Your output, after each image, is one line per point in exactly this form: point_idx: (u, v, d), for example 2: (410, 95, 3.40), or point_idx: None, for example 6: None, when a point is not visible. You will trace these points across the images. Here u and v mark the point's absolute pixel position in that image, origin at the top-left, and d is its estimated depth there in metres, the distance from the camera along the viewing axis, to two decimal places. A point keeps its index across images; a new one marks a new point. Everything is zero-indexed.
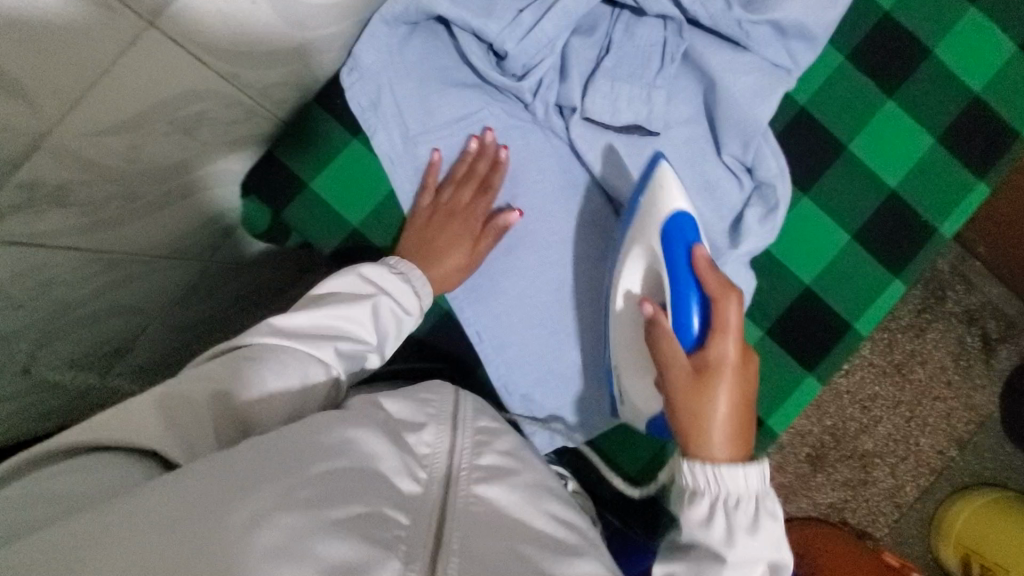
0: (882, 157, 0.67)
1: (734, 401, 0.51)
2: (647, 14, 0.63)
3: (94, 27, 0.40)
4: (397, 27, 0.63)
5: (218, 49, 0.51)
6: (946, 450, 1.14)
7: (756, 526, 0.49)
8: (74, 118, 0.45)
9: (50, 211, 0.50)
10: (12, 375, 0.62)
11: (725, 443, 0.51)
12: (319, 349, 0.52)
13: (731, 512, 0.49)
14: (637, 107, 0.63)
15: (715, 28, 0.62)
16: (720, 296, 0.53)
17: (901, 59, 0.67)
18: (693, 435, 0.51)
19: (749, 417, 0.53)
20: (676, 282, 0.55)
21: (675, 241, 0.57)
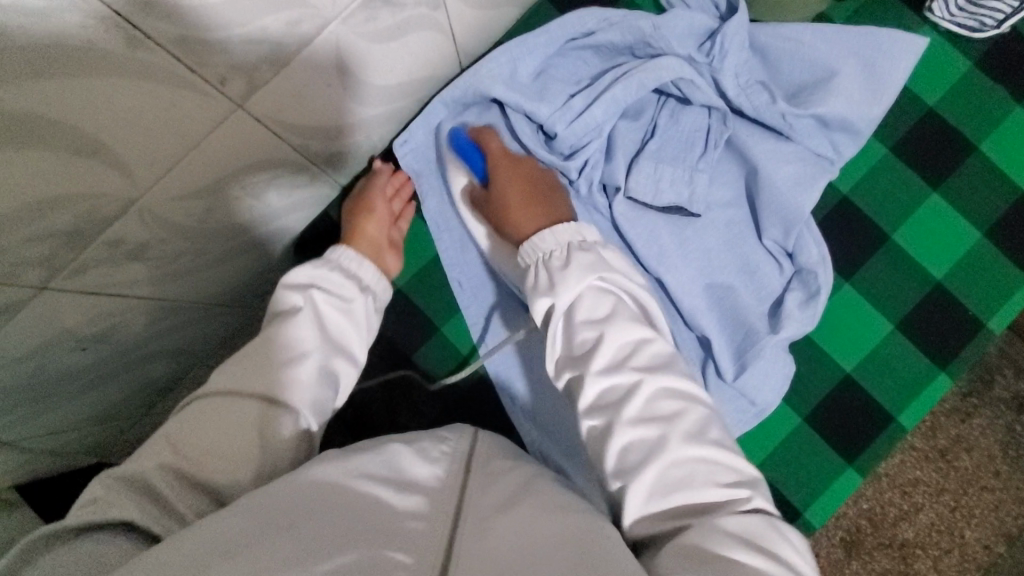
0: (926, 249, 0.66)
1: (521, 190, 0.61)
2: (693, 103, 0.66)
3: (191, 108, 0.45)
4: (453, 105, 0.67)
5: (294, 125, 0.56)
6: (994, 546, 1.07)
7: (570, 261, 0.53)
8: (164, 184, 0.49)
9: (130, 265, 0.54)
10: (67, 410, 0.65)
11: (530, 219, 0.60)
12: (272, 386, 0.51)
13: (585, 317, 0.51)
14: (680, 189, 0.64)
15: (759, 119, 0.65)
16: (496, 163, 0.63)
17: (944, 153, 0.67)
18: (501, 211, 0.62)
19: (543, 191, 0.62)
20: (465, 160, 0.65)
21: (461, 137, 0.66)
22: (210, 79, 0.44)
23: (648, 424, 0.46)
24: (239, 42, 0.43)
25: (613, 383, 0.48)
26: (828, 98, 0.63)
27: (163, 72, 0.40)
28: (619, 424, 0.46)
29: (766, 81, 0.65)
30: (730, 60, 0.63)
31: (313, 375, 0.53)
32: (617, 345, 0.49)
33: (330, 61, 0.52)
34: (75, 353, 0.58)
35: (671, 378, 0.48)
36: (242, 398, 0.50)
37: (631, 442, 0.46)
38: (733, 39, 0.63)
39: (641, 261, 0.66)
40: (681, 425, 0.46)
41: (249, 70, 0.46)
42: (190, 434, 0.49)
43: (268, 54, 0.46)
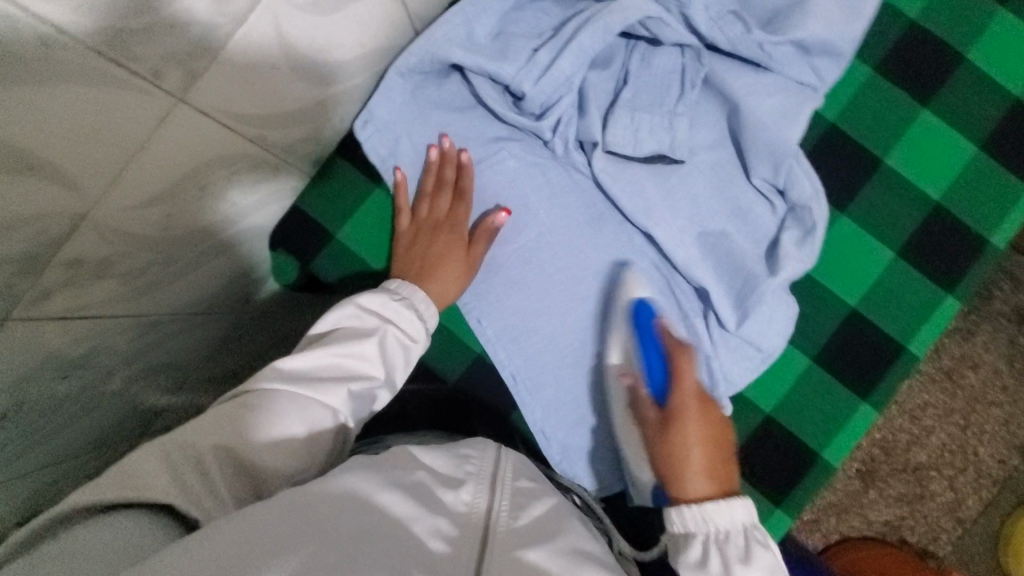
0: (922, 170, 0.64)
1: (707, 442, 0.54)
2: (664, 43, 0.62)
3: (131, 106, 0.41)
4: (411, 78, 0.64)
5: (245, 115, 0.52)
6: (1008, 459, 1.08)
7: (748, 555, 0.48)
8: (115, 193, 0.45)
9: (95, 285, 0.51)
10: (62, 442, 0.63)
11: (703, 480, 0.52)
12: (329, 395, 0.52)
13: (721, 547, 0.48)
14: (660, 137, 0.61)
15: (734, 51, 0.61)
16: (679, 350, 0.57)
17: (931, 66, 0.64)
18: (678, 462, 0.53)
19: (726, 455, 0.54)
20: (643, 343, 0.59)
21: (643, 323, 0.60)
22: (144, 73, 0.40)
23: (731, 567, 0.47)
24: (167, 28, 0.39)
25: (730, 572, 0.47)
26: (806, 21, 0.59)
27: (92, 71, 0.37)
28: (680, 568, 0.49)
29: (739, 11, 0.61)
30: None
31: (361, 390, 0.54)
32: None
33: (272, 40, 0.48)
34: (59, 384, 0.56)
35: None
36: (304, 396, 0.51)
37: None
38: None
39: (627, 216, 0.64)
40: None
41: (185, 58, 0.42)
42: (245, 414, 0.49)
43: (203, 37, 0.42)
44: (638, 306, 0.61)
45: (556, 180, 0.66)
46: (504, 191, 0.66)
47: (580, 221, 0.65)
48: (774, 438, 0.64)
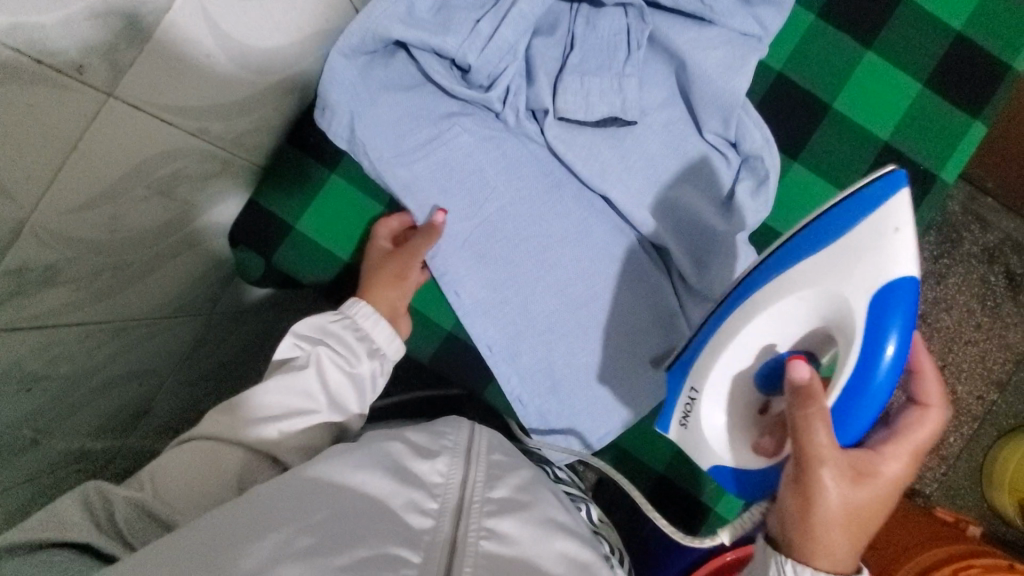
0: (870, 112, 0.65)
1: (862, 505, 0.52)
2: (606, 4, 0.62)
3: (55, 104, 0.40)
4: (356, 58, 0.61)
5: (183, 108, 0.51)
6: (986, 395, 1.11)
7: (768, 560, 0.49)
8: (51, 196, 0.45)
9: (45, 292, 0.50)
10: (39, 455, 0.63)
11: (830, 559, 0.51)
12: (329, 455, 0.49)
13: None
14: (611, 100, 0.61)
15: (676, 7, 0.61)
16: (932, 407, 0.56)
17: (873, 8, 0.65)
18: (806, 529, 0.51)
19: (864, 525, 0.52)
20: (902, 344, 0.47)
21: (906, 311, 0.47)
22: (66, 69, 0.39)
23: None
24: (84, 20, 0.38)
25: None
26: None
27: (8, 71, 0.36)
28: None
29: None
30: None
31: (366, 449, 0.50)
32: None
33: (202, 28, 0.47)
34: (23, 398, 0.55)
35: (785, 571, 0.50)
36: (298, 404, 0.58)
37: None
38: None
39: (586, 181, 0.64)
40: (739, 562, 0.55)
41: (108, 51, 0.41)
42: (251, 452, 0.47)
43: (123, 29, 0.41)
44: (904, 281, 0.47)
45: (510, 148, 0.66)
46: (458, 164, 0.65)
47: (540, 191, 0.66)
48: None
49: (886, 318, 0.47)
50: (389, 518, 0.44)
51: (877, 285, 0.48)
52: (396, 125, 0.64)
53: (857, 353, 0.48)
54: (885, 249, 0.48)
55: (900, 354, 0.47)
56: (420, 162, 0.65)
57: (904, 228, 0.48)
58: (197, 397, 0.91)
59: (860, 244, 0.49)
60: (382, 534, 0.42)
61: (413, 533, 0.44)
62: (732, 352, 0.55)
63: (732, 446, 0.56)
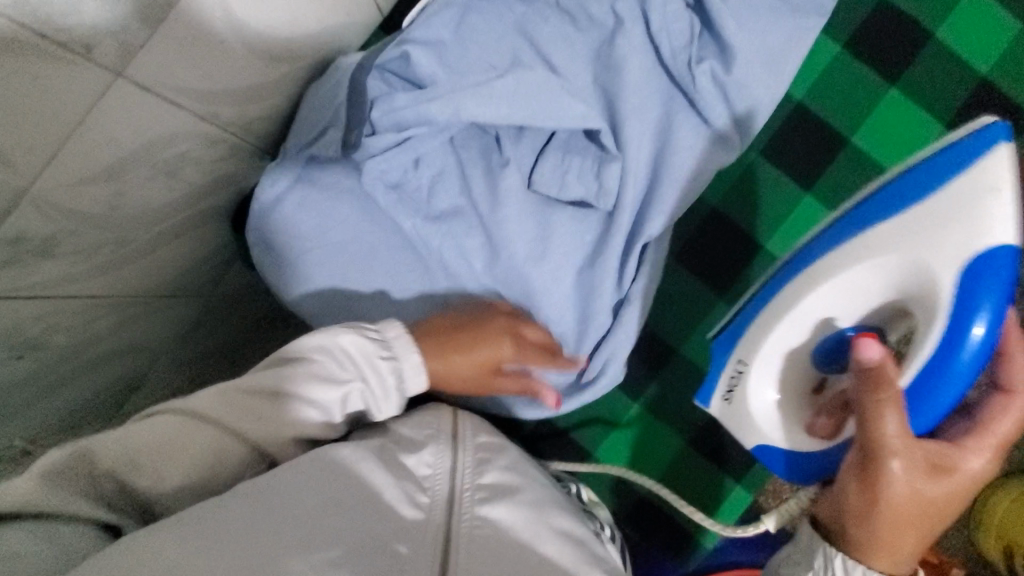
0: (887, 148, 0.63)
1: (919, 506, 0.54)
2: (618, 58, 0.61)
3: (63, 80, 0.40)
4: (390, 78, 0.63)
5: (194, 91, 0.51)
6: None
7: None
8: (55, 170, 0.44)
9: (41, 264, 0.50)
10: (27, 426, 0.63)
11: (884, 559, 0.55)
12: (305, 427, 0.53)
13: None
14: (587, 183, 0.64)
15: (674, 77, 0.62)
16: (1008, 401, 0.57)
17: (899, 44, 0.63)
18: (858, 511, 0.53)
19: (930, 521, 0.55)
20: (989, 291, 0.51)
21: (993, 281, 0.50)
22: (72, 44, 0.39)
23: None
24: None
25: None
26: (741, 41, 0.60)
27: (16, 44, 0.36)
28: None
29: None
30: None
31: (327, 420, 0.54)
32: None
33: (216, 11, 0.47)
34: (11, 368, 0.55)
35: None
36: (362, 324, 0.57)
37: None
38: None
39: (562, 248, 0.64)
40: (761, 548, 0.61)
41: (118, 29, 0.41)
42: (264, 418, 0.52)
43: (136, 10, 0.41)
44: (1001, 251, 0.50)
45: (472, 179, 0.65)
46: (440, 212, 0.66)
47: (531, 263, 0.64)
48: None
49: (982, 291, 0.50)
50: (380, 510, 0.45)
51: (969, 256, 0.51)
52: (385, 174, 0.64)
53: (943, 327, 0.52)
54: (981, 210, 0.51)
55: (990, 331, 0.51)
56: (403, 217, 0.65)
57: (1003, 191, 0.50)
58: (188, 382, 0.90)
59: (963, 200, 0.51)
60: (358, 539, 0.42)
61: (403, 526, 0.45)
62: (772, 345, 0.60)
63: (786, 423, 0.61)
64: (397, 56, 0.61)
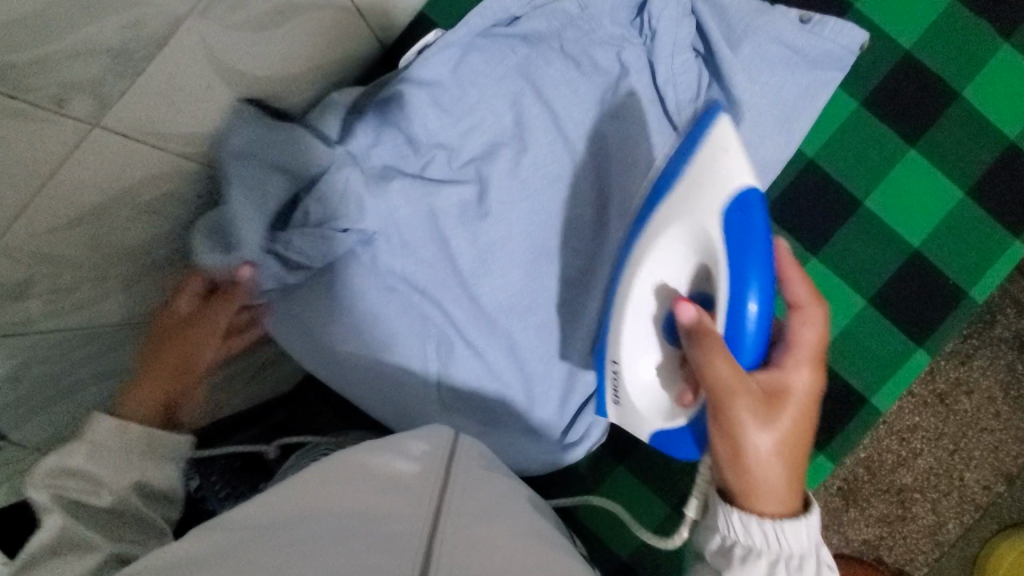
0: (904, 215, 0.60)
1: (793, 457, 0.47)
2: (624, 103, 0.61)
3: (34, 137, 0.39)
4: (374, 117, 0.60)
5: (179, 136, 0.50)
6: (995, 486, 0.94)
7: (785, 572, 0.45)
8: (31, 221, 0.43)
9: (18, 306, 0.48)
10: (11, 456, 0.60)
11: (776, 502, 0.47)
12: None
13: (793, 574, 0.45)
14: (576, 229, 0.63)
15: (677, 124, 0.60)
16: (806, 306, 0.50)
17: (922, 101, 0.60)
18: (733, 454, 0.46)
19: (800, 457, 0.48)
20: (747, 265, 0.45)
21: (757, 212, 0.45)
22: (45, 103, 0.38)
23: None
24: (67, 55, 0.37)
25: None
26: (754, 89, 0.58)
27: None
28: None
29: (701, 47, 0.61)
30: (665, 29, 0.60)
31: None
32: None
33: (201, 58, 0.46)
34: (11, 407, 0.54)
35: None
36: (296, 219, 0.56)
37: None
38: (665, 9, 0.60)
39: (552, 295, 0.63)
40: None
41: (94, 85, 0.40)
42: None
43: (112, 65, 0.40)
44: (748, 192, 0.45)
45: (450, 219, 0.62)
46: (424, 266, 0.62)
47: (522, 308, 0.63)
48: None
49: (748, 250, 0.44)
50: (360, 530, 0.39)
51: (726, 201, 0.46)
52: (380, 232, 0.61)
53: (723, 309, 0.46)
54: (721, 170, 0.46)
55: (762, 308, 0.45)
56: (394, 268, 0.62)
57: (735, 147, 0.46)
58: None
59: (705, 172, 0.47)
60: None
61: (389, 534, 0.39)
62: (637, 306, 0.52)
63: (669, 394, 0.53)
64: (388, 95, 0.60)
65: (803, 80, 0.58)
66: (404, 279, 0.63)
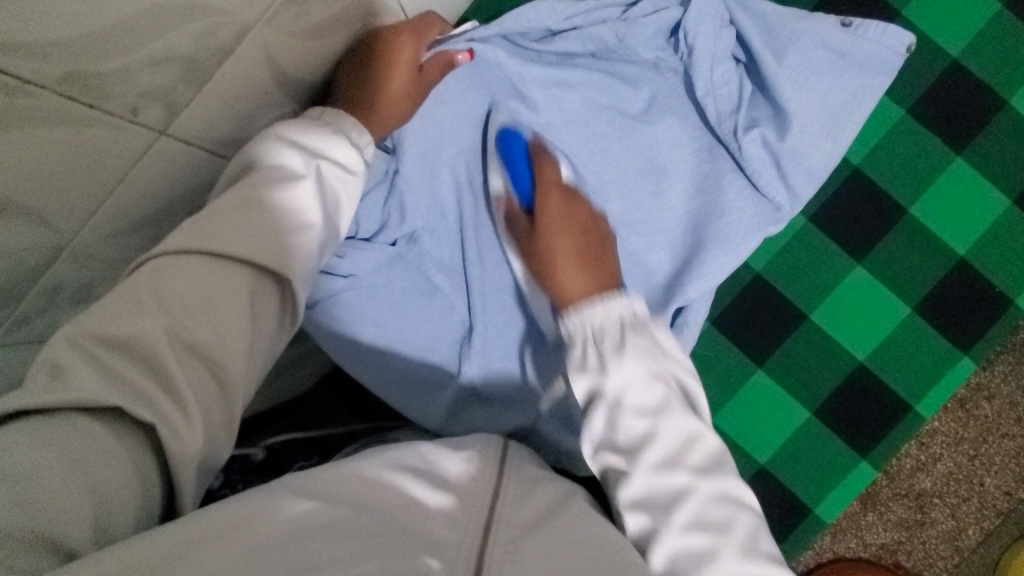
0: (949, 223, 0.60)
1: (574, 243, 0.51)
2: (663, 113, 0.59)
3: (106, 143, 0.39)
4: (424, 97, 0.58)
5: (235, 141, 0.51)
6: (1015, 492, 0.93)
7: (622, 343, 0.46)
8: (94, 224, 0.44)
9: (74, 307, 0.49)
10: None
11: (580, 279, 0.50)
12: (304, 213, 0.46)
13: (593, 343, 0.46)
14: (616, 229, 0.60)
15: (716, 130, 0.59)
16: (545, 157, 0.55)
17: (969, 110, 0.60)
18: (548, 257, 0.51)
19: (592, 250, 0.52)
20: (508, 161, 0.56)
21: (512, 140, 0.57)
22: (120, 111, 0.38)
23: (672, 472, 0.43)
24: (145, 65, 0.37)
25: (616, 426, 0.45)
26: (797, 99, 0.57)
27: (62, 115, 0.35)
28: (669, 531, 0.41)
29: (742, 56, 0.59)
30: (702, 42, 0.58)
31: (314, 193, 0.47)
32: (629, 379, 0.45)
33: (261, 65, 0.46)
34: None
35: (727, 484, 0.43)
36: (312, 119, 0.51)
37: (681, 552, 0.41)
38: (701, 24, 0.58)
39: None
40: (734, 540, 0.42)
41: (165, 93, 0.40)
42: (247, 229, 0.44)
43: (184, 73, 0.40)
44: (514, 172, 0.56)
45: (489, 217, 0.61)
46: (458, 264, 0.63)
47: None
48: (768, 488, 0.62)
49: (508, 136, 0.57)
50: None
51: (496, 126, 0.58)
52: (424, 228, 0.62)
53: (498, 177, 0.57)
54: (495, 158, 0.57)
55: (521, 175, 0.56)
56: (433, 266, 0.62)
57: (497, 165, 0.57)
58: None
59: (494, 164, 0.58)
60: None
61: (438, 542, 0.35)
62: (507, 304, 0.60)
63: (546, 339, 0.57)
64: None
65: (851, 88, 0.57)
66: (445, 278, 0.63)
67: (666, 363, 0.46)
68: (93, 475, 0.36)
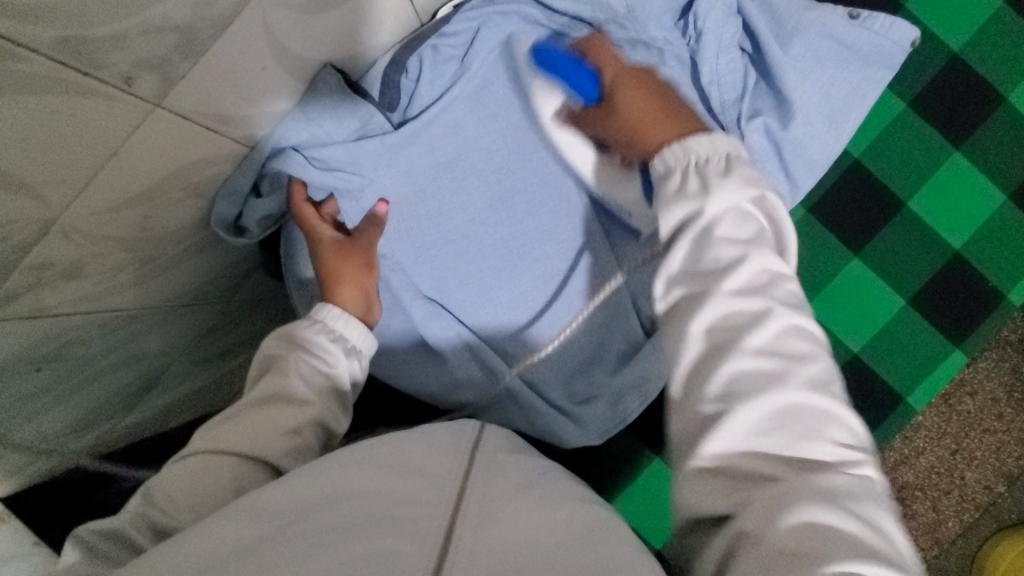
0: (946, 217, 0.61)
1: (651, 100, 0.50)
2: (672, 98, 0.59)
3: (98, 113, 0.38)
4: (432, 64, 0.58)
5: (234, 117, 0.49)
6: (994, 486, 0.95)
7: (729, 170, 0.44)
8: (86, 198, 0.43)
9: (61, 285, 0.48)
10: (21, 428, 0.61)
11: (668, 127, 0.48)
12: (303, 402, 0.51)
13: (703, 167, 0.44)
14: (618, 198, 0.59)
15: (721, 118, 0.58)
16: (590, 45, 0.53)
17: (970, 105, 0.60)
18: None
19: (671, 108, 0.50)
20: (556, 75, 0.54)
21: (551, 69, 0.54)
22: (112, 80, 0.37)
23: (766, 351, 0.38)
24: (140, 33, 0.36)
25: (698, 255, 0.41)
26: (803, 86, 0.56)
27: (53, 82, 0.34)
28: (745, 402, 0.36)
29: (748, 46, 0.59)
30: (711, 29, 0.57)
31: (308, 370, 0.53)
32: (731, 199, 0.42)
33: (261, 41, 0.45)
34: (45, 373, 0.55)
35: (820, 376, 0.38)
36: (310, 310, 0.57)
37: (744, 372, 0.37)
38: (711, 9, 0.57)
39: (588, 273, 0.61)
40: (845, 461, 0.35)
41: (160, 63, 0.39)
42: (258, 405, 0.51)
43: (180, 42, 0.39)
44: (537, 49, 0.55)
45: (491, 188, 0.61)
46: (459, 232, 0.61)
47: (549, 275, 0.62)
48: None
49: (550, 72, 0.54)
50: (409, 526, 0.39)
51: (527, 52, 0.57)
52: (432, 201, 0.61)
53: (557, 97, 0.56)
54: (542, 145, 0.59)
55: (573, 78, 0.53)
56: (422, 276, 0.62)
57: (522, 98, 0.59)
58: (209, 403, 0.87)
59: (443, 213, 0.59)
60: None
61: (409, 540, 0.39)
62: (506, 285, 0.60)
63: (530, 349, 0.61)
64: (428, 49, 0.57)
65: (859, 77, 0.57)
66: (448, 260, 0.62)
67: (760, 194, 0.43)
68: (212, 482, 0.48)
